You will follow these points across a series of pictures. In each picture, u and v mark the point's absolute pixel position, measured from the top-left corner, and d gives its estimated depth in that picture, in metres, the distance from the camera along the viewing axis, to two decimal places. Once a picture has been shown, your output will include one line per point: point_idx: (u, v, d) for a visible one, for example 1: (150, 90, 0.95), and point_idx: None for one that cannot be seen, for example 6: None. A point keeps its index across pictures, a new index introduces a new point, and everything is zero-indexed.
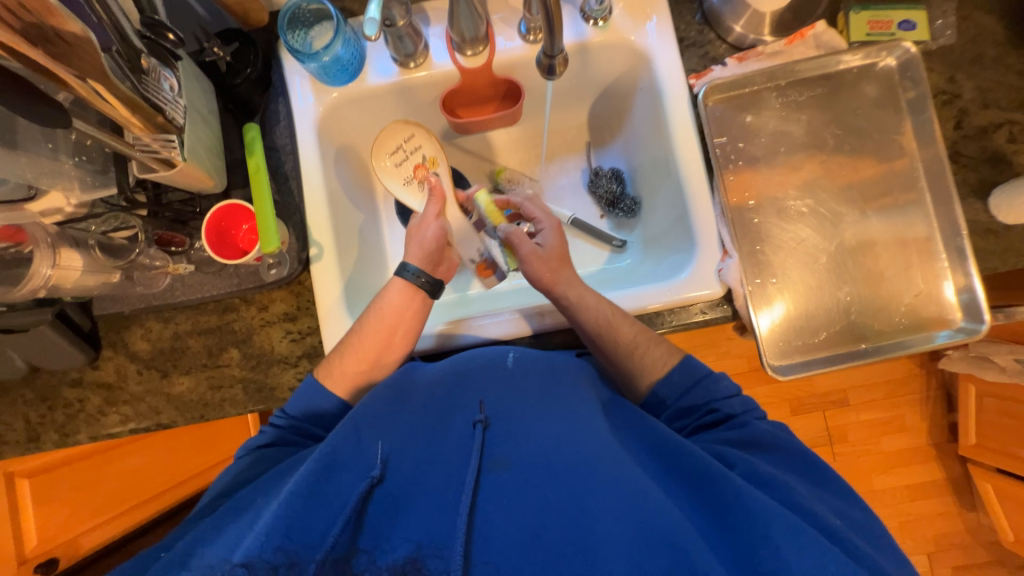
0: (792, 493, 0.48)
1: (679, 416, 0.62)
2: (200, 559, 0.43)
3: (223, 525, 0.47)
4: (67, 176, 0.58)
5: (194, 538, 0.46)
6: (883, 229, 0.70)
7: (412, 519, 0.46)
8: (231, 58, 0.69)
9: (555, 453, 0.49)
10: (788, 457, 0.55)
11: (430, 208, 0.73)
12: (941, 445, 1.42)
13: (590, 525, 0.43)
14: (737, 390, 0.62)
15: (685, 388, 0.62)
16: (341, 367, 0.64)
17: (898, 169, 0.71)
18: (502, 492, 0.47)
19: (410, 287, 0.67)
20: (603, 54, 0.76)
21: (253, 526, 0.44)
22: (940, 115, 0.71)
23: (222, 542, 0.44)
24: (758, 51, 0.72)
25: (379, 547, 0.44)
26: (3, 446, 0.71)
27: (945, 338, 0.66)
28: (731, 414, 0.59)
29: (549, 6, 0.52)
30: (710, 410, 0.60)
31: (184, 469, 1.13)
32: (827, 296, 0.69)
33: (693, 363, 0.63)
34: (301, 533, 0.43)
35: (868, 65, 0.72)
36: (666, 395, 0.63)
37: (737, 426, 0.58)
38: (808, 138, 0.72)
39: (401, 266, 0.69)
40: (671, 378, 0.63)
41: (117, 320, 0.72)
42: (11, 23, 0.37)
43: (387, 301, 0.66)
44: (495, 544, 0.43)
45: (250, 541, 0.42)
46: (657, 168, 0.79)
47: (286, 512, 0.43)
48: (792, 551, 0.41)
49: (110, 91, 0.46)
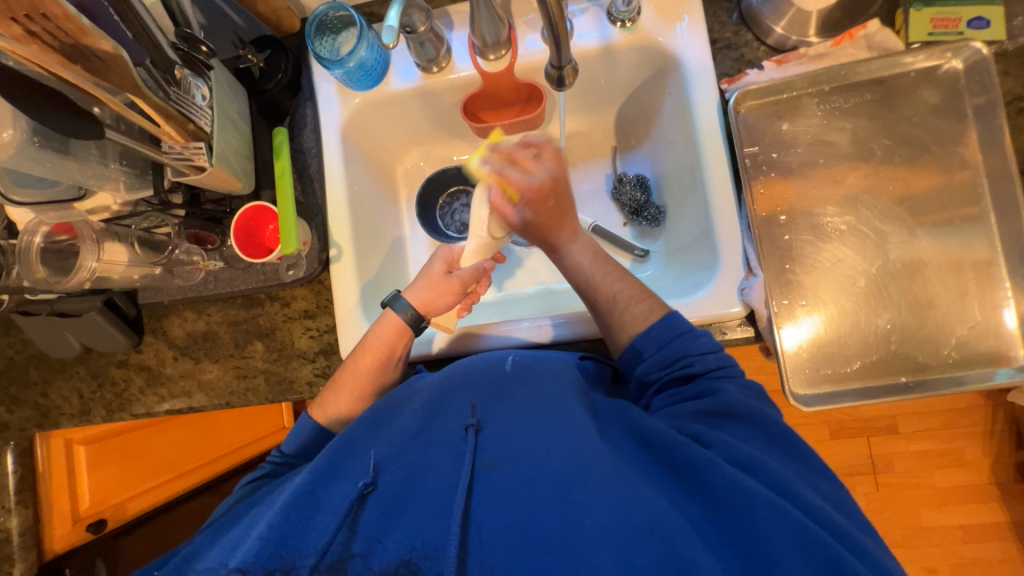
0: (773, 473, 0.45)
1: (654, 369, 0.59)
2: (212, 556, 0.49)
3: (220, 535, 0.53)
4: (112, 178, 0.63)
5: (205, 537, 0.54)
6: (936, 251, 0.63)
7: (404, 525, 0.47)
8: (264, 64, 0.72)
9: (544, 453, 0.48)
10: (770, 428, 0.51)
11: (462, 274, 0.69)
12: (1006, 485, 1.28)
13: (578, 528, 0.43)
14: (715, 347, 0.58)
15: (663, 342, 0.58)
16: (337, 400, 0.66)
17: (959, 184, 0.64)
18: (493, 492, 0.47)
19: (401, 323, 0.66)
20: (630, 57, 0.73)
21: (249, 533, 0.49)
22: (1014, 125, 0.63)
23: (221, 548, 0.50)
24: (800, 54, 0.66)
25: (373, 551, 0.46)
26: (61, 416, 0.79)
27: (1004, 377, 0.60)
28: (700, 372, 0.56)
29: (550, 12, 0.50)
30: (684, 365, 0.57)
31: (223, 444, 1.23)
32: (864, 322, 0.63)
33: (674, 319, 0.59)
34: (293, 540, 0.47)
35: (929, 68, 0.65)
36: (643, 348, 0.59)
37: (706, 392, 0.55)
38: (854, 148, 0.66)
39: (394, 298, 0.67)
40: (648, 333, 0.59)
41: (158, 309, 0.77)
42: (49, 41, 0.41)
43: (375, 334, 0.66)
44: (487, 548, 0.44)
45: (245, 549, 0.47)
46: (684, 176, 0.75)
47: (280, 522, 0.47)
48: (784, 550, 0.40)
49: (144, 102, 0.49)
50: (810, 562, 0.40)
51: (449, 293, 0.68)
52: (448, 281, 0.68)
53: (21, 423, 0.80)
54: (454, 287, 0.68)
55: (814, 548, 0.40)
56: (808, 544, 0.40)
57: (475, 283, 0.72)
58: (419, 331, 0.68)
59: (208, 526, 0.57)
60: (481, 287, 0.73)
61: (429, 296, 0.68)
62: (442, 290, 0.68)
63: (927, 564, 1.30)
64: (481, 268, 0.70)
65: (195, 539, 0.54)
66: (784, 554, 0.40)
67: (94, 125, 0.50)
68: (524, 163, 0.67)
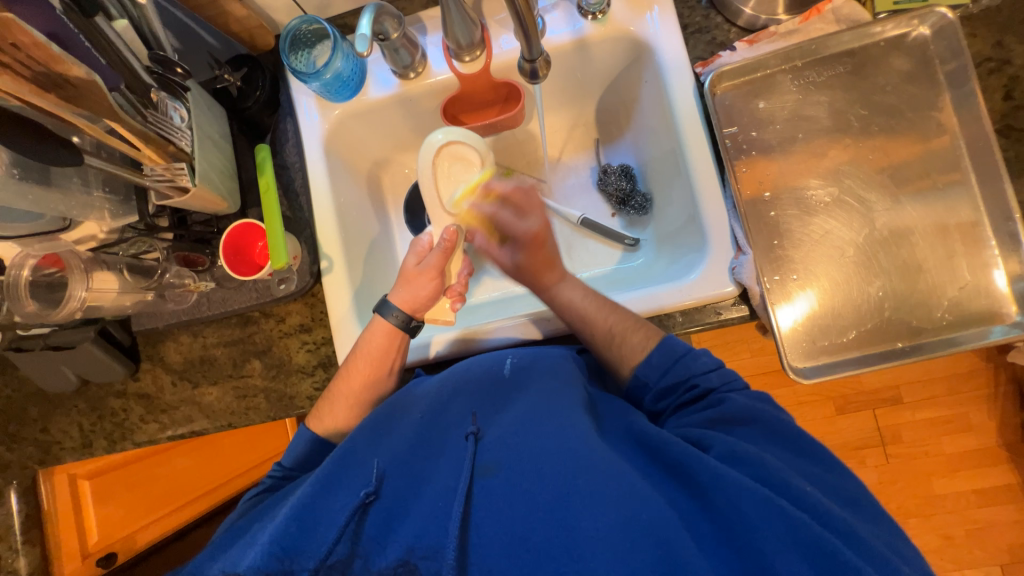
0: (772, 470, 0.46)
1: (662, 396, 0.59)
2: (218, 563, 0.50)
3: (224, 550, 0.53)
4: (96, 206, 0.63)
5: (208, 552, 0.54)
6: (921, 215, 0.64)
7: (404, 530, 0.48)
8: (241, 83, 0.72)
9: (542, 455, 0.48)
10: (770, 427, 0.52)
11: (432, 258, 0.66)
12: (1014, 446, 1.28)
13: (576, 526, 0.43)
14: (715, 364, 0.58)
15: (664, 368, 0.59)
16: (333, 411, 0.66)
17: (938, 149, 0.64)
18: (492, 497, 0.47)
19: (390, 326, 0.66)
20: (604, 49, 0.74)
21: (250, 545, 0.49)
22: (986, 86, 0.64)
23: (227, 556, 0.50)
24: (770, 33, 0.67)
25: (373, 554, 0.47)
26: (62, 451, 0.78)
27: (1000, 334, 0.60)
28: (709, 390, 0.57)
29: (518, 10, 0.51)
30: (688, 386, 0.58)
31: (227, 470, 1.21)
32: (856, 291, 0.63)
33: (671, 341, 0.60)
34: (293, 549, 0.47)
35: (898, 36, 0.65)
36: (648, 377, 0.60)
37: (715, 403, 0.55)
38: (832, 121, 0.67)
39: (381, 304, 0.67)
40: (649, 360, 0.60)
41: (153, 334, 0.77)
42: (21, 71, 0.40)
43: (369, 340, 0.66)
44: (486, 551, 0.45)
45: (249, 556, 0.47)
46: (668, 163, 0.76)
47: (280, 534, 0.47)
48: (775, 545, 0.40)
49: (123, 127, 0.50)
50: (814, 562, 0.39)
51: (426, 283, 0.66)
52: (419, 271, 0.67)
53: (22, 462, 0.79)
54: (428, 276, 0.66)
55: (811, 543, 0.40)
56: (801, 541, 0.40)
57: (454, 271, 0.69)
58: (411, 331, 0.68)
59: (212, 540, 0.57)
60: (462, 273, 0.70)
61: (409, 295, 0.67)
62: (420, 282, 0.66)
63: (943, 532, 1.29)
64: (447, 243, 0.65)
65: (203, 553, 0.55)
66: (784, 554, 0.40)
67: (73, 153, 0.50)
68: (518, 204, 0.69)
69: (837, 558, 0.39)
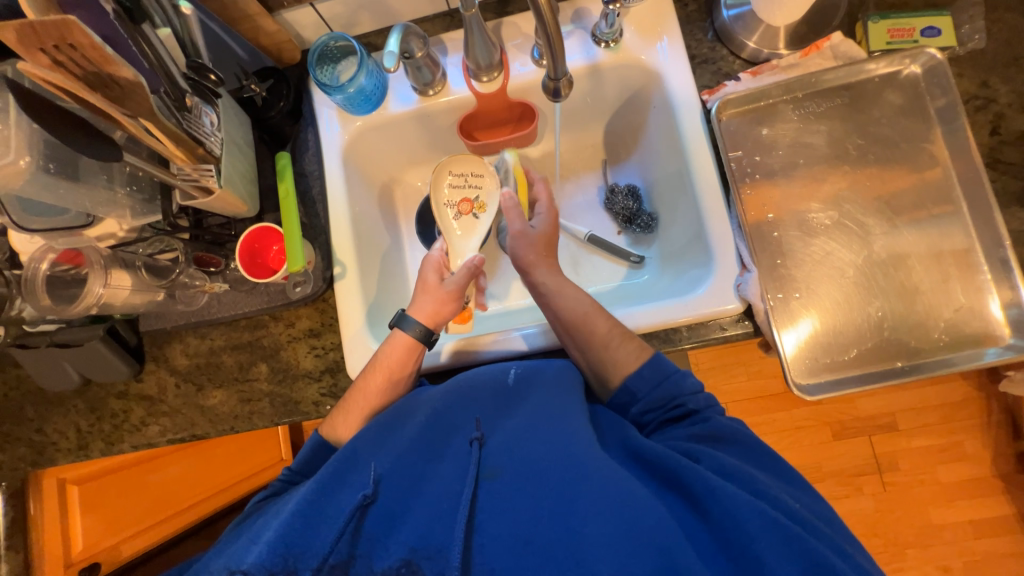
0: (761, 484, 0.47)
1: (648, 410, 0.59)
2: (221, 556, 0.51)
3: (228, 544, 0.54)
4: (120, 204, 0.65)
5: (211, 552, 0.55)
6: (917, 241, 0.67)
7: (406, 529, 0.48)
8: (267, 93, 0.75)
9: (545, 463, 0.49)
10: (758, 451, 0.53)
11: (456, 278, 0.69)
12: (1009, 476, 1.29)
13: (578, 532, 0.43)
14: (701, 386, 0.60)
15: (656, 382, 0.59)
16: (338, 423, 0.65)
17: (931, 180, 0.68)
18: (495, 502, 0.48)
19: (411, 339, 0.66)
20: (615, 76, 0.78)
21: (254, 540, 0.49)
22: (973, 122, 0.68)
23: (229, 552, 0.50)
24: (772, 65, 0.71)
25: (375, 552, 0.48)
26: (56, 453, 0.77)
27: (993, 356, 0.62)
28: (695, 410, 0.58)
29: (548, 32, 0.55)
30: (676, 405, 0.58)
31: (218, 480, 1.18)
32: (856, 311, 0.65)
33: (660, 359, 0.60)
34: (298, 547, 0.47)
35: (891, 73, 0.70)
36: (637, 389, 0.60)
37: (699, 421, 0.56)
38: (830, 148, 0.70)
39: (402, 317, 0.67)
40: (641, 373, 0.60)
41: (160, 336, 0.77)
42: (74, 70, 0.44)
43: (387, 351, 0.66)
44: (488, 554, 0.45)
45: (254, 551, 0.46)
46: (674, 183, 0.79)
47: (285, 531, 0.47)
48: (775, 556, 0.41)
49: (159, 129, 0.52)
50: (807, 571, 0.40)
51: (450, 301, 0.69)
52: (442, 289, 0.69)
53: (14, 463, 0.77)
54: (450, 294, 0.68)
55: (800, 549, 0.41)
56: (797, 551, 0.41)
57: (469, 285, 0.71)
58: (430, 344, 0.68)
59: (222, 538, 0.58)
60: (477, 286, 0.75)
61: (434, 309, 0.68)
62: (442, 298, 0.68)
63: (941, 564, 1.29)
64: (473, 267, 0.70)
65: (209, 552, 0.55)
66: (780, 563, 0.41)
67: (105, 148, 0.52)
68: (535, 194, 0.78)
69: (828, 565, 0.40)
